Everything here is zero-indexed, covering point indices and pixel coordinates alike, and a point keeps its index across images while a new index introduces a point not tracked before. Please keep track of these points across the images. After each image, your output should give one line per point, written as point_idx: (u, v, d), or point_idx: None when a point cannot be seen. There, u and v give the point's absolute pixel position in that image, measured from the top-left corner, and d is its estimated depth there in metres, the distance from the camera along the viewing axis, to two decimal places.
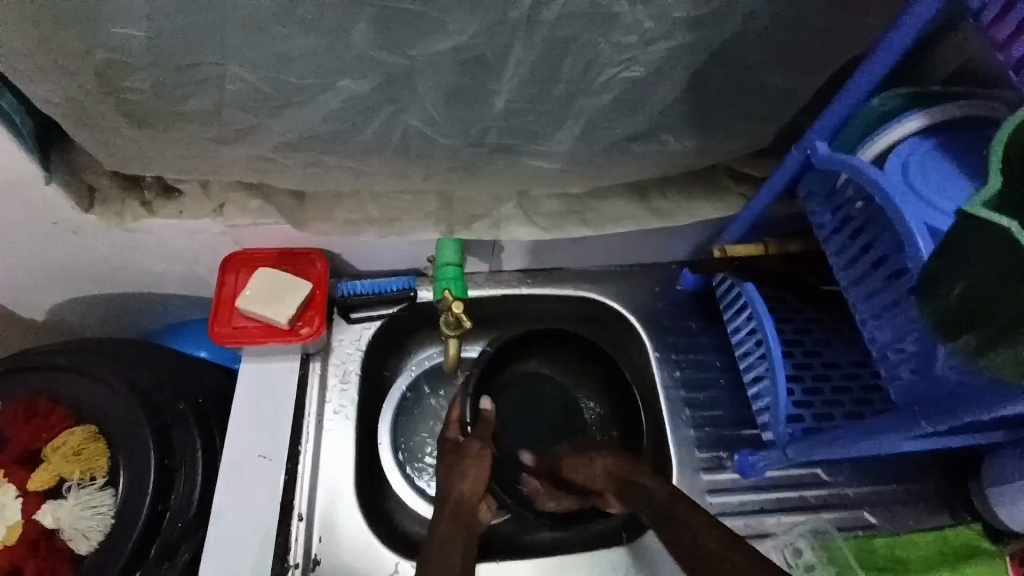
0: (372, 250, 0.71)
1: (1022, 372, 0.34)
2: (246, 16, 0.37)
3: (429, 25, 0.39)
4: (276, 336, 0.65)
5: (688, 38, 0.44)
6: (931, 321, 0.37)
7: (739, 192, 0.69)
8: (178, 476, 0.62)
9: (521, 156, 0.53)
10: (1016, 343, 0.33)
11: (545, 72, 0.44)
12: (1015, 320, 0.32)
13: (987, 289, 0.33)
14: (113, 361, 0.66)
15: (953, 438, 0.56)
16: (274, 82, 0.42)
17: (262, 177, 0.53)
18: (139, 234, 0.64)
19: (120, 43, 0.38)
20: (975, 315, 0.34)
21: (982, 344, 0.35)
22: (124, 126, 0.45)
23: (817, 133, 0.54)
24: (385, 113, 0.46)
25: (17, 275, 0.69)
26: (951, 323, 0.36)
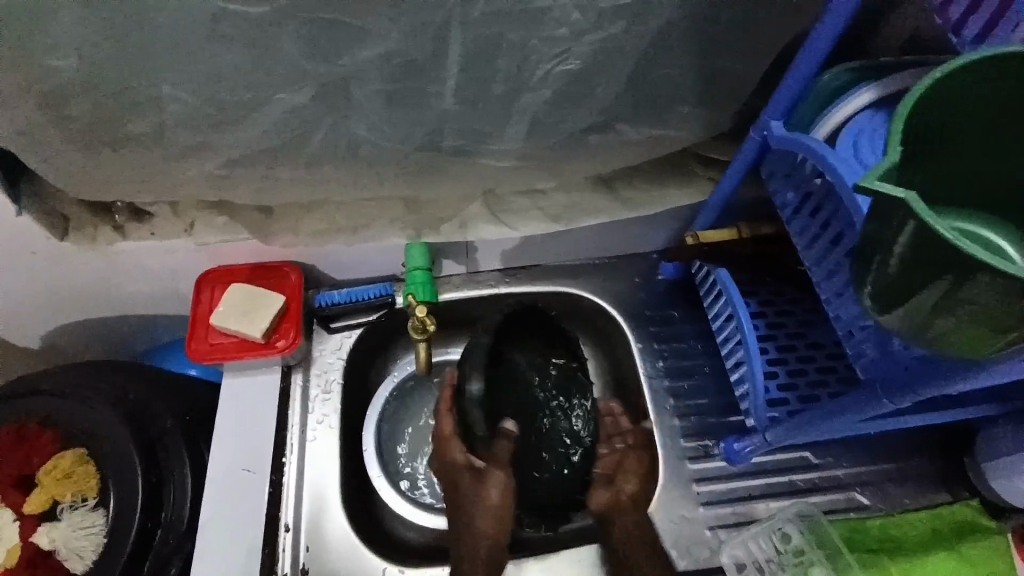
0: (344, 259, 0.71)
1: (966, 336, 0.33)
2: (175, 38, 0.38)
3: (355, 34, 0.40)
4: (252, 350, 0.66)
5: (620, 26, 0.44)
6: (876, 293, 0.37)
7: (706, 178, 0.69)
8: (166, 493, 0.64)
9: (474, 157, 0.54)
10: (957, 306, 0.32)
11: (481, 71, 0.44)
12: (949, 284, 0.32)
13: (918, 255, 0.32)
14: (98, 383, 0.67)
15: (930, 414, 0.56)
16: (212, 100, 0.42)
17: (220, 194, 0.54)
18: (114, 258, 0.65)
19: (58, 72, 0.39)
20: (908, 284, 0.34)
21: (927, 311, 0.34)
22: (75, 153, 0.46)
23: (770, 113, 0.53)
24: (329, 123, 0.46)
25: (2, 305, 0.71)
26: (893, 295, 0.36)
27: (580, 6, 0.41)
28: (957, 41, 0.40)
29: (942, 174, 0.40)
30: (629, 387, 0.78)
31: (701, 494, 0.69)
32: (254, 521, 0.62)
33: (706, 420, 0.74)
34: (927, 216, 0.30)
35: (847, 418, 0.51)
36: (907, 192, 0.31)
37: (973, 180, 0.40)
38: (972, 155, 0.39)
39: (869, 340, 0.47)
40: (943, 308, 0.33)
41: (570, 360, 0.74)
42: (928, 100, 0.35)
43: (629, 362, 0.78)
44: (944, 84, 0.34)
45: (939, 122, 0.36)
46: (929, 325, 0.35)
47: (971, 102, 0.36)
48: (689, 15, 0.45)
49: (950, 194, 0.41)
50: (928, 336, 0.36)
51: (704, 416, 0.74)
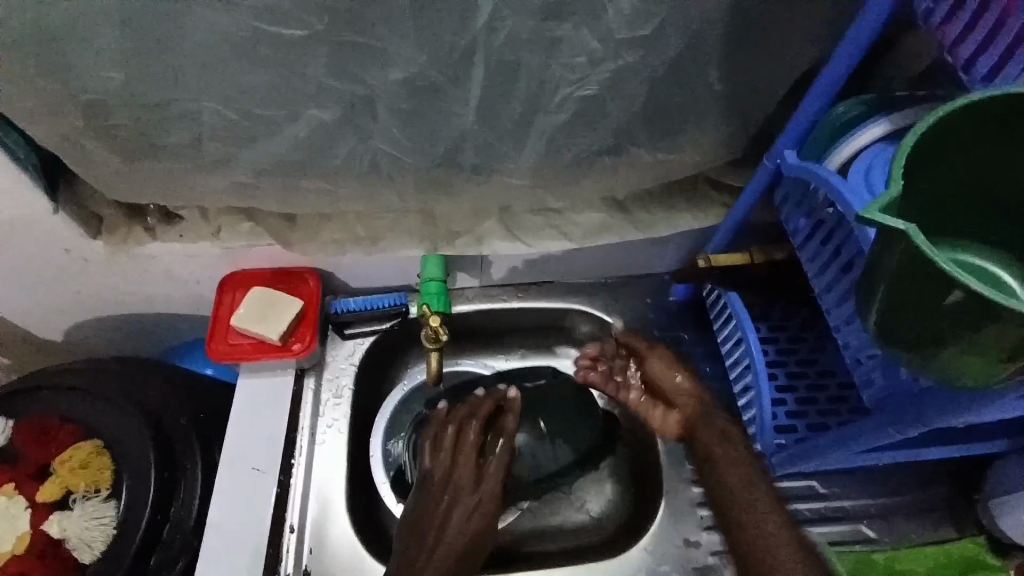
0: (362, 268, 0.74)
1: (975, 367, 0.34)
2: (214, 57, 0.41)
3: (381, 57, 0.42)
4: (269, 353, 0.68)
5: (635, 55, 0.45)
6: (883, 322, 0.37)
7: (720, 202, 0.70)
8: (178, 488, 0.65)
9: (491, 175, 0.55)
10: (962, 337, 0.33)
11: (500, 94, 0.46)
12: (958, 316, 0.32)
13: (919, 290, 0.33)
14: (120, 378, 0.69)
15: (934, 449, 0.56)
16: (245, 114, 0.45)
17: (246, 202, 0.56)
18: (142, 259, 0.68)
19: (105, 84, 0.42)
20: (913, 314, 0.35)
21: (934, 342, 0.35)
22: (115, 160, 0.49)
23: (785, 142, 0.55)
24: (353, 139, 0.48)
25: (35, 300, 0.74)
26: (898, 324, 0.36)
27: (597, 35, 0.43)
28: (968, 79, 0.42)
29: (947, 210, 0.41)
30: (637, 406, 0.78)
31: (705, 519, 0.69)
32: (262, 520, 0.63)
33: None
34: (926, 249, 0.32)
35: (853, 446, 0.51)
36: (908, 225, 0.33)
37: (983, 212, 0.41)
38: (979, 192, 0.40)
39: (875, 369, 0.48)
40: (947, 339, 0.34)
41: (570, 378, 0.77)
42: (932, 136, 0.36)
43: None
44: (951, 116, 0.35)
45: (941, 155, 0.37)
46: (936, 355, 0.35)
47: (975, 141, 0.37)
48: (704, 46, 0.47)
49: (957, 229, 0.42)
50: (931, 366, 0.36)
51: None
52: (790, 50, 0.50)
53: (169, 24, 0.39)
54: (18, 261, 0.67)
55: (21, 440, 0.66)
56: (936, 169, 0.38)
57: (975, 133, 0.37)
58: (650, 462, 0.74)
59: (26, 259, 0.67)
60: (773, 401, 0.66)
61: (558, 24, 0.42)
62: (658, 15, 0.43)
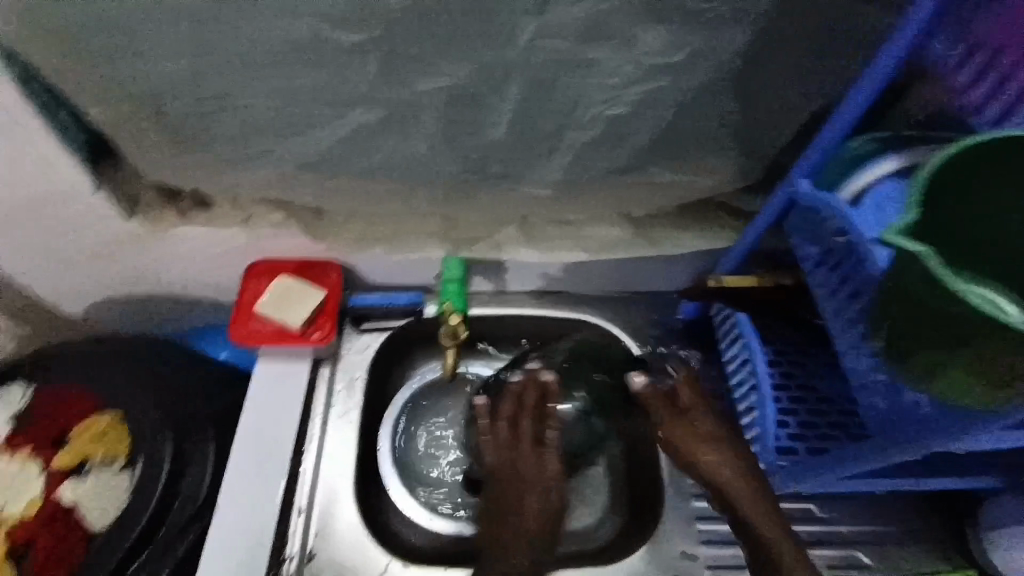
0: (382, 265, 0.76)
1: None
2: (273, 55, 0.44)
3: (428, 65, 0.45)
4: (288, 339, 0.70)
5: (665, 79, 0.48)
6: None
7: (733, 226, 0.72)
8: (191, 465, 0.67)
9: (517, 183, 0.58)
10: None
11: (535, 107, 0.49)
12: None
13: None
14: (141, 355, 0.72)
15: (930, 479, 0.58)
16: (296, 110, 0.48)
17: (281, 194, 0.59)
18: (173, 242, 0.71)
19: (168, 74, 0.45)
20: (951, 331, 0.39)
21: None
22: (166, 145, 0.52)
23: (800, 171, 0.57)
24: (392, 140, 0.51)
25: (63, 275, 0.77)
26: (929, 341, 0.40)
27: (631, 59, 0.46)
28: (978, 118, 0.48)
29: None
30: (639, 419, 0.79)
31: (702, 532, 0.70)
32: (270, 502, 0.65)
33: None
34: (943, 275, 0.37)
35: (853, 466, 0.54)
36: (924, 250, 0.38)
37: None
38: None
39: (876, 394, 0.50)
40: None
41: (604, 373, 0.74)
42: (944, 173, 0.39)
43: None
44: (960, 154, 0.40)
45: (949, 191, 0.41)
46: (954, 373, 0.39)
47: (987, 179, 0.41)
48: (727, 77, 0.50)
49: None
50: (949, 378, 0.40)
51: None
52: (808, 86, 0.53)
53: (234, 24, 0.42)
54: (55, 236, 0.70)
55: (41, 408, 0.69)
56: (981, 214, 0.42)
57: (1005, 179, 0.41)
58: (650, 474, 0.75)
59: (62, 235, 0.70)
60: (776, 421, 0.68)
61: (595, 47, 0.45)
62: (687, 45, 0.46)
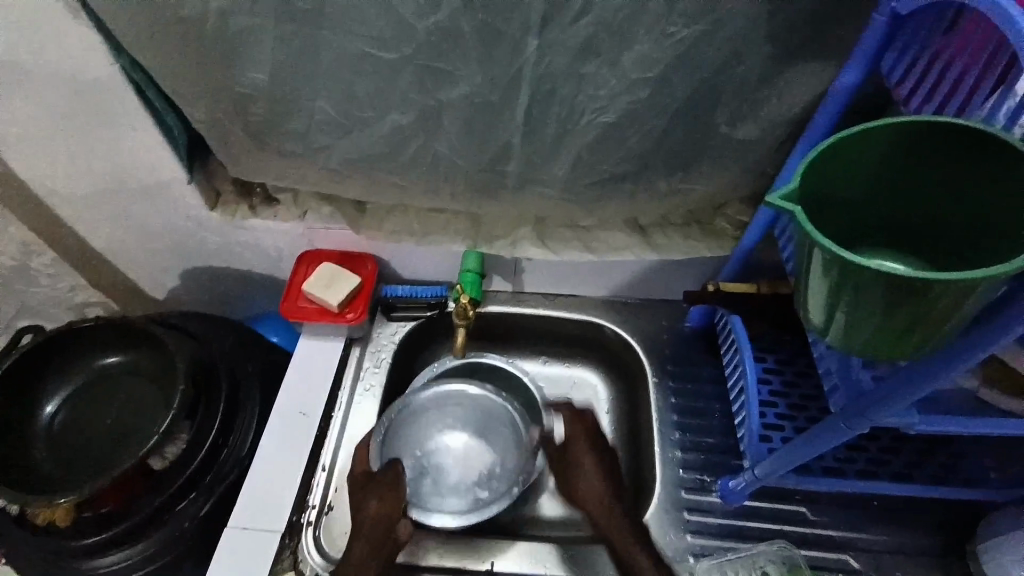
0: (412, 259, 0.86)
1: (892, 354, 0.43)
2: (332, 71, 0.54)
3: (448, 76, 0.54)
4: (329, 317, 0.80)
5: (648, 92, 0.55)
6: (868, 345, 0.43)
7: (733, 235, 0.78)
8: (238, 419, 0.78)
9: (527, 184, 0.67)
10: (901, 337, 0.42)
11: (538, 115, 0.58)
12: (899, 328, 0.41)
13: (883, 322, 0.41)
14: (206, 324, 0.86)
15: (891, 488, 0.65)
16: (346, 113, 0.58)
17: (332, 186, 0.69)
18: (244, 231, 0.85)
19: (253, 84, 0.56)
20: (829, 312, 0.43)
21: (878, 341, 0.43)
22: (247, 144, 0.64)
23: (782, 180, 0.62)
24: (422, 141, 0.61)
25: (152, 259, 0.93)
26: (816, 307, 0.44)
27: (617, 74, 0.54)
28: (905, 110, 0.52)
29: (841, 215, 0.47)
30: (641, 425, 0.85)
31: (691, 524, 0.73)
32: (302, 455, 0.74)
33: (705, 455, 0.79)
34: (832, 250, 0.39)
35: (817, 448, 0.55)
36: (826, 243, 0.39)
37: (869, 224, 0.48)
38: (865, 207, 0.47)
39: (835, 373, 0.54)
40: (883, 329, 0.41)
41: (127, 391, 0.77)
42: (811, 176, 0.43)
43: (643, 392, 0.86)
44: (823, 157, 0.44)
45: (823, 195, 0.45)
46: (827, 328, 0.45)
47: (844, 174, 0.45)
48: (706, 95, 0.57)
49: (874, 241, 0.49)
50: (840, 337, 0.44)
51: (707, 451, 0.79)
52: (797, 103, 0.59)
53: (308, 51, 0.53)
54: (151, 222, 0.85)
55: (107, 364, 0.79)
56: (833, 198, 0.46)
57: (833, 174, 0.45)
58: (649, 471, 0.79)
59: (158, 224, 0.85)
60: (764, 403, 0.71)
61: (586, 63, 0.53)
62: (668, 60, 0.53)
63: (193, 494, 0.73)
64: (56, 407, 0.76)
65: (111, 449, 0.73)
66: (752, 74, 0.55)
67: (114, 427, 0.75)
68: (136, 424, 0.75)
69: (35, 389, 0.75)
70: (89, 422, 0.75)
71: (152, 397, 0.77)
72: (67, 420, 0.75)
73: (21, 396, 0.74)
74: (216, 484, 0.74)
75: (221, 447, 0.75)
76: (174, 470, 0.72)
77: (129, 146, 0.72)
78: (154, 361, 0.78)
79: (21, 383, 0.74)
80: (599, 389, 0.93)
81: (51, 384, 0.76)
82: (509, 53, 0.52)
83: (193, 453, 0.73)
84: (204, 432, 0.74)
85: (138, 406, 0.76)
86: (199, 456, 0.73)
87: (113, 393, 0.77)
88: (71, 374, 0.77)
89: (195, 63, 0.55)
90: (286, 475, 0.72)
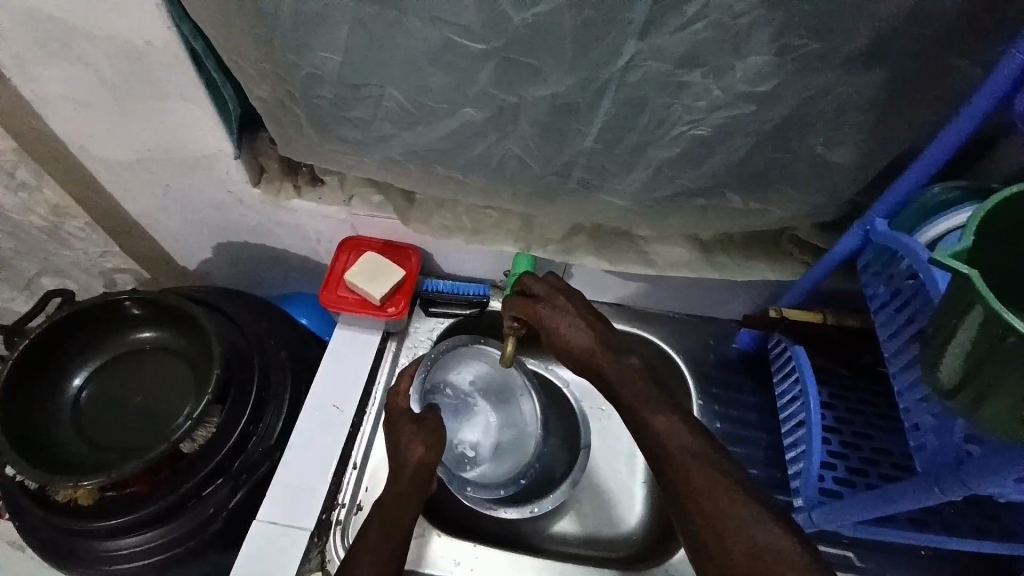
0: (457, 254, 0.82)
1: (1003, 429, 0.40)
2: (409, 58, 0.50)
3: (535, 75, 0.50)
4: (369, 310, 0.77)
5: (750, 108, 0.51)
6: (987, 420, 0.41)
7: (802, 260, 0.73)
8: (268, 407, 0.75)
9: (596, 192, 0.63)
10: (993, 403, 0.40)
11: (624, 122, 0.53)
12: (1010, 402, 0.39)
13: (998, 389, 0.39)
14: (239, 302, 0.83)
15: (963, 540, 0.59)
16: (416, 103, 0.54)
17: (387, 176, 0.65)
18: (286, 211, 0.81)
19: (323, 66, 0.52)
20: (960, 376, 0.42)
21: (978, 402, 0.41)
22: (305, 125, 0.60)
23: (877, 212, 0.59)
24: (492, 139, 0.57)
25: (187, 231, 0.90)
26: (947, 368, 0.43)
27: (721, 86, 0.49)
28: None
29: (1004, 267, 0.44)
30: None
31: None
32: (333, 451, 0.72)
33: None
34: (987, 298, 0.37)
35: (895, 506, 0.53)
36: (976, 282, 0.38)
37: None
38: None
39: (928, 432, 0.50)
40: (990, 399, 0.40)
41: (159, 369, 0.75)
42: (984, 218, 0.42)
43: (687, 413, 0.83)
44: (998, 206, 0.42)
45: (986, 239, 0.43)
46: (949, 388, 0.44)
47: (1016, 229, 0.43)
48: (808, 118, 0.52)
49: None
50: (967, 405, 0.43)
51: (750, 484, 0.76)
52: (908, 133, 0.54)
53: (387, 35, 0.48)
54: (190, 193, 0.82)
55: (138, 338, 0.76)
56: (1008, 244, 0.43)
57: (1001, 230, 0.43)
58: None
59: (197, 196, 0.82)
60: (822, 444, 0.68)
61: (689, 72, 0.48)
62: (781, 75, 0.48)
63: (221, 480, 0.70)
64: (86, 380, 0.74)
65: (141, 429, 0.71)
66: (866, 98, 0.51)
67: (145, 405, 0.73)
68: (166, 404, 0.73)
69: (66, 360, 0.73)
70: (119, 398, 0.74)
71: (184, 377, 0.74)
72: (96, 394, 0.73)
73: (53, 367, 0.72)
74: (245, 471, 0.72)
75: (250, 434, 0.73)
76: (201, 455, 0.69)
77: (177, 114, 0.68)
78: (189, 342, 0.76)
79: (53, 353, 0.72)
80: None
81: (83, 355, 0.74)
82: (606, 55, 0.48)
83: (222, 439, 0.70)
84: (233, 417, 0.71)
85: (170, 385, 0.74)
86: (228, 442, 0.71)
87: (145, 370, 0.75)
88: (103, 347, 0.75)
89: (263, 37, 0.51)
90: (318, 471, 0.70)
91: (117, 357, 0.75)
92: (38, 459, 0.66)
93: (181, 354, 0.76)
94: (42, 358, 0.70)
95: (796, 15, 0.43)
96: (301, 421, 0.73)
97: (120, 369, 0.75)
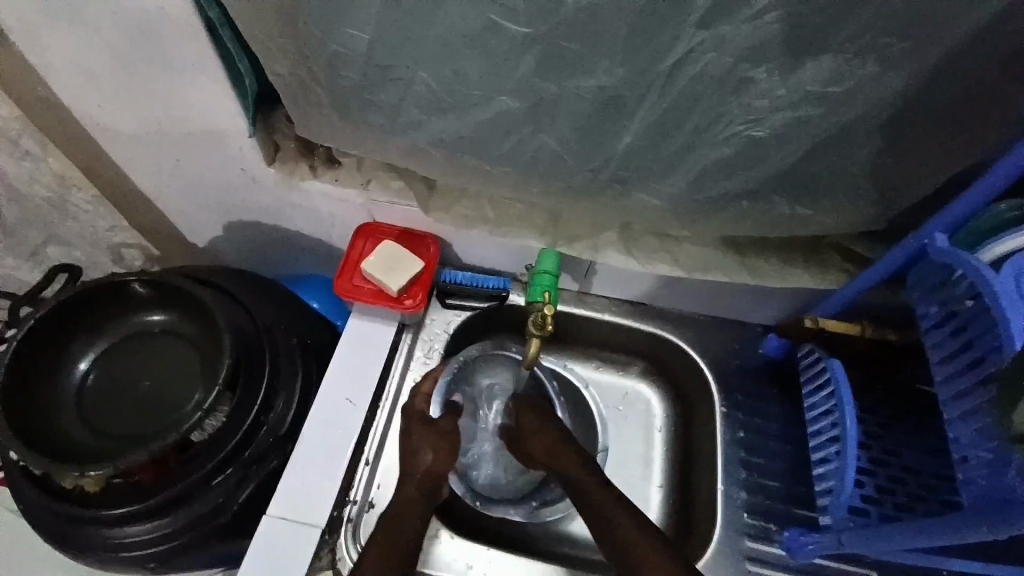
0: (477, 246, 0.79)
1: None
2: (443, 40, 0.46)
3: (581, 64, 0.46)
4: (385, 301, 0.74)
5: (816, 111, 0.46)
6: None
7: (843, 268, 0.69)
8: (278, 396, 0.73)
9: (633, 190, 0.58)
10: None
11: (674, 119, 0.49)
12: None
13: None
14: (250, 285, 0.80)
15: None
16: (448, 88, 0.50)
17: (411, 163, 0.62)
18: (299, 193, 0.77)
19: (349, 44, 0.48)
20: None
21: None
22: (326, 105, 0.56)
23: (937, 225, 0.54)
24: (527, 130, 0.53)
25: (197, 207, 0.87)
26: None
27: (787, 85, 0.45)
28: None
29: None
30: (699, 455, 0.79)
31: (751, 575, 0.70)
32: (344, 447, 0.70)
33: (768, 500, 0.74)
34: None
35: (931, 540, 0.50)
36: None
37: None
38: None
39: (982, 469, 0.47)
40: None
41: (169, 353, 0.73)
42: None
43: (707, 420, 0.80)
44: None
45: None
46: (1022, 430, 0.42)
47: None
48: (875, 124, 0.48)
49: None
50: None
51: (771, 496, 0.74)
52: (982, 143, 0.49)
53: (422, 14, 0.44)
54: (202, 170, 0.78)
55: (147, 321, 0.74)
56: None
57: None
58: (706, 509, 0.74)
59: (209, 173, 0.78)
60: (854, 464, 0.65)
61: (753, 68, 0.44)
62: (855, 77, 0.44)
63: (232, 469, 0.68)
64: (94, 363, 0.72)
65: (149, 415, 0.69)
66: (941, 105, 0.46)
67: (154, 390, 0.71)
68: (176, 389, 0.71)
69: (74, 342, 0.71)
70: (128, 381, 0.72)
71: (193, 362, 0.72)
72: (104, 378, 0.71)
73: (61, 350, 0.70)
74: (257, 460, 0.70)
75: (262, 424, 0.71)
76: (212, 444, 0.67)
77: (189, 87, 0.64)
78: (199, 328, 0.73)
79: (61, 336, 0.69)
80: (653, 403, 0.87)
81: (91, 338, 0.72)
82: (663, 46, 0.43)
83: (232, 428, 0.68)
84: (243, 407, 0.69)
85: (180, 370, 0.72)
86: (238, 432, 0.68)
87: (154, 354, 0.73)
88: (111, 329, 0.73)
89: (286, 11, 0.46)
90: (327, 466, 0.68)
91: (126, 340, 0.73)
92: (46, 445, 0.64)
93: (190, 338, 0.73)
94: (49, 340, 0.68)
95: (882, 11, 0.39)
96: (311, 415, 0.71)
97: (128, 352, 0.73)
